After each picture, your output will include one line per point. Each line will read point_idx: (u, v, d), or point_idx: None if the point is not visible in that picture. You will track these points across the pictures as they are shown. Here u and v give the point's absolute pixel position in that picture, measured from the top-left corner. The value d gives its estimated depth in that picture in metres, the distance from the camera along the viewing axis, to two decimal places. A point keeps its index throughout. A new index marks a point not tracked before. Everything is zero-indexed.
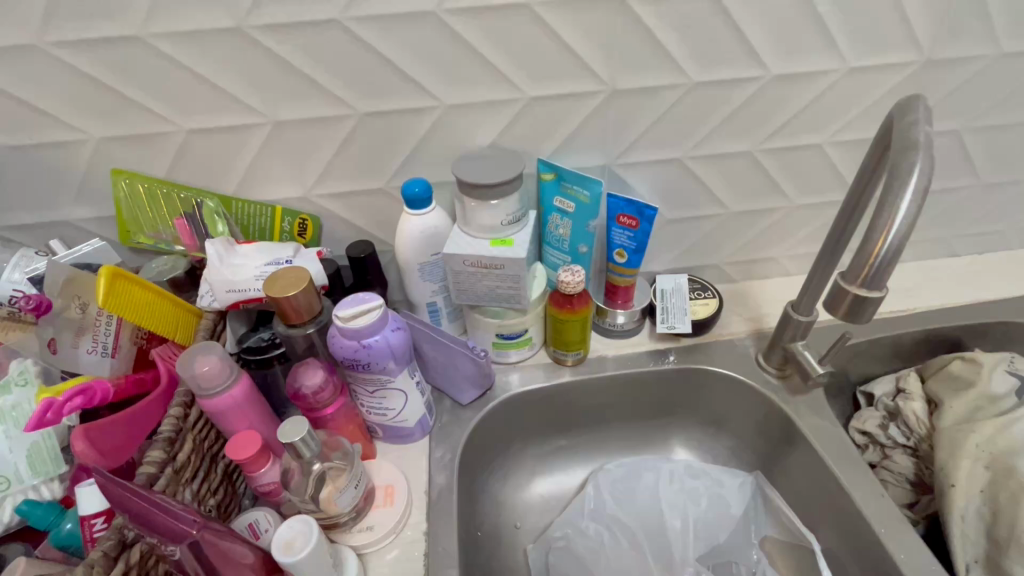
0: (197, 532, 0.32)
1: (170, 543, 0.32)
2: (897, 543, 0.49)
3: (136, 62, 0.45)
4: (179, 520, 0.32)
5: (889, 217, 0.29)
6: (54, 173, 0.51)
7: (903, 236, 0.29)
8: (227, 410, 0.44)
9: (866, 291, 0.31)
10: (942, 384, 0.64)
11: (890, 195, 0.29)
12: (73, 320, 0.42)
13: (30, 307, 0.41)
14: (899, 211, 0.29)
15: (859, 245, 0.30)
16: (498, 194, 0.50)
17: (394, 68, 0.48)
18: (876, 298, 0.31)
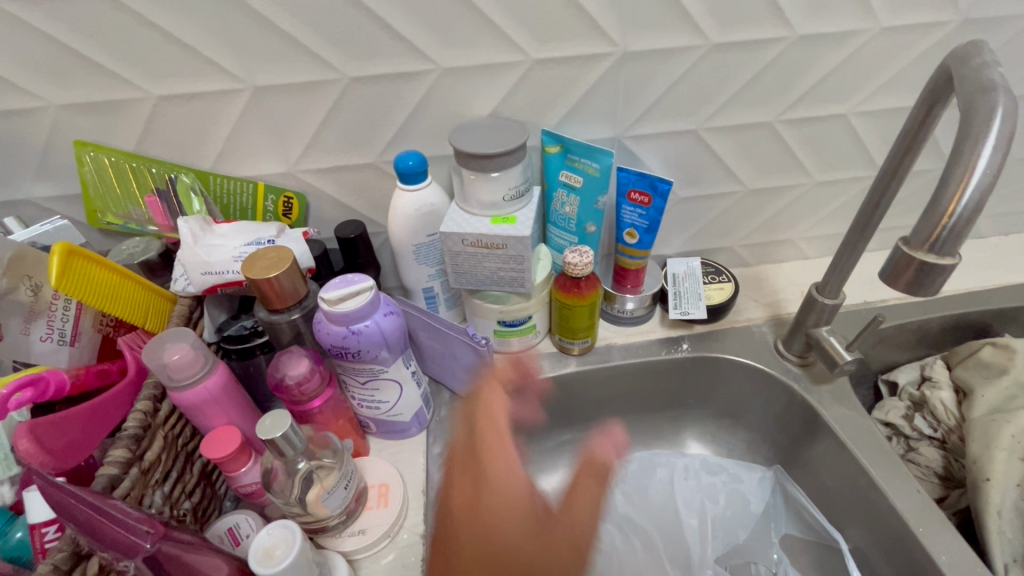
0: (152, 545, 0.29)
1: (122, 559, 0.29)
2: (936, 543, 0.45)
3: (95, 18, 0.40)
4: (131, 532, 0.29)
5: (968, 164, 0.25)
6: (10, 146, 0.46)
7: (986, 184, 0.25)
8: (201, 404, 0.40)
9: (935, 256, 0.27)
10: (972, 372, 0.60)
11: (966, 145, 0.25)
12: (21, 303, 0.37)
13: None
14: (981, 156, 0.25)
15: (931, 198, 0.26)
16: (498, 164, 0.45)
17: (383, 26, 0.43)
18: (947, 266, 0.27)
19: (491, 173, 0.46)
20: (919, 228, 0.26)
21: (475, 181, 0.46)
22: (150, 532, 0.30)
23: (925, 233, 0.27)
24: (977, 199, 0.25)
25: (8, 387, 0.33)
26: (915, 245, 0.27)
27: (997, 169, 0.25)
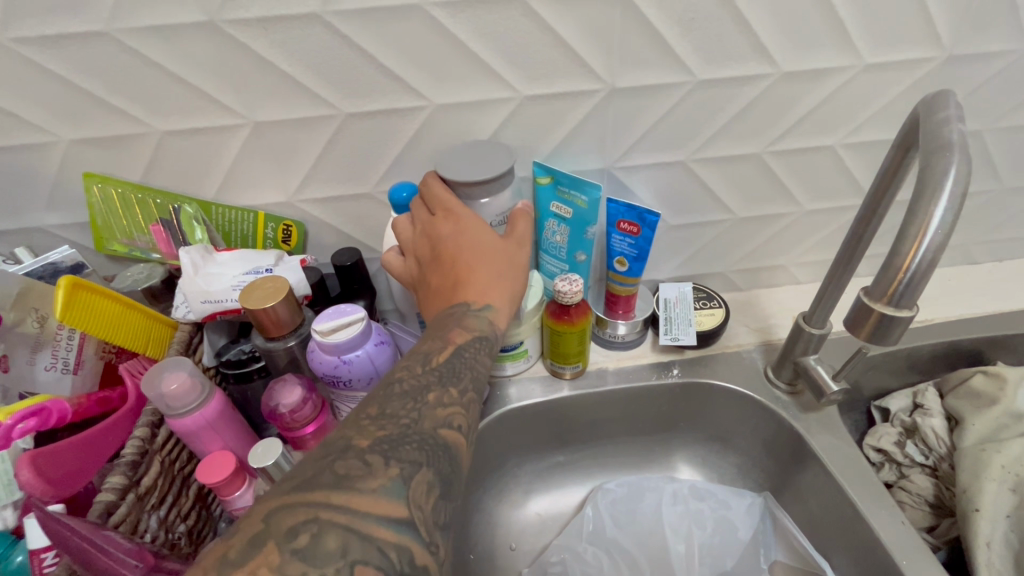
0: None
1: None
2: (919, 573, 0.45)
3: (105, 60, 0.42)
4: (121, 565, 0.31)
5: (922, 224, 0.27)
6: (23, 178, 0.48)
7: (938, 244, 0.27)
8: (197, 430, 0.41)
9: (894, 308, 0.29)
10: (963, 400, 0.60)
11: (921, 202, 0.27)
12: (28, 334, 0.39)
13: None
14: (934, 217, 0.27)
15: (888, 254, 0.28)
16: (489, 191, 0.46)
17: (378, 66, 0.45)
18: (905, 317, 0.29)
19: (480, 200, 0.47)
20: (876, 284, 0.28)
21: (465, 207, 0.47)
22: (139, 566, 0.32)
23: (885, 286, 0.29)
24: (929, 257, 0.27)
25: (12, 418, 0.35)
26: (876, 297, 0.29)
27: (947, 230, 0.26)
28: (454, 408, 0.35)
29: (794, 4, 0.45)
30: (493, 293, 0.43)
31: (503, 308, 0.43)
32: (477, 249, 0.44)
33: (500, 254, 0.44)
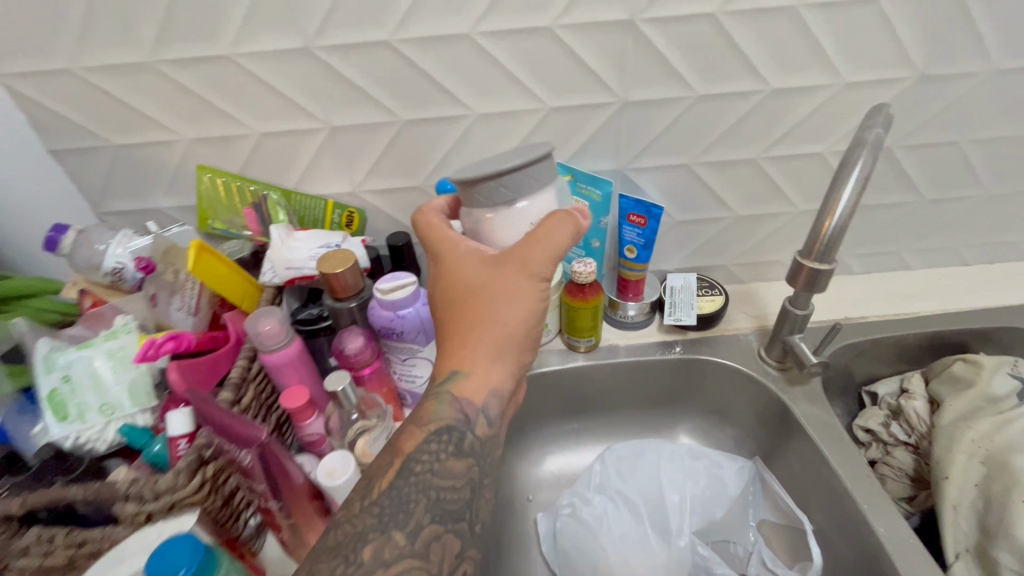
0: (266, 438, 0.45)
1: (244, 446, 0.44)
2: (879, 518, 0.52)
3: (223, 76, 0.54)
4: (253, 428, 0.44)
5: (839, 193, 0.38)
6: (152, 168, 0.61)
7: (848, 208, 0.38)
8: (282, 366, 0.52)
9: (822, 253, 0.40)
10: (944, 385, 0.67)
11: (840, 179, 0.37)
12: (167, 282, 0.53)
13: (140, 266, 0.53)
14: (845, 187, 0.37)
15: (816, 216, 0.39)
16: (515, 196, 0.44)
17: (433, 82, 0.56)
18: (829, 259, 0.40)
19: (517, 202, 0.45)
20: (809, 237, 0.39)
21: (499, 214, 0.46)
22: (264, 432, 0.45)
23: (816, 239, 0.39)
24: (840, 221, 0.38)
25: (160, 338, 0.47)
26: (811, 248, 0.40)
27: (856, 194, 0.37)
28: (404, 558, 0.36)
29: (779, 33, 0.54)
30: (463, 355, 0.45)
31: (472, 375, 0.44)
32: (451, 294, 0.47)
33: (472, 307, 0.45)
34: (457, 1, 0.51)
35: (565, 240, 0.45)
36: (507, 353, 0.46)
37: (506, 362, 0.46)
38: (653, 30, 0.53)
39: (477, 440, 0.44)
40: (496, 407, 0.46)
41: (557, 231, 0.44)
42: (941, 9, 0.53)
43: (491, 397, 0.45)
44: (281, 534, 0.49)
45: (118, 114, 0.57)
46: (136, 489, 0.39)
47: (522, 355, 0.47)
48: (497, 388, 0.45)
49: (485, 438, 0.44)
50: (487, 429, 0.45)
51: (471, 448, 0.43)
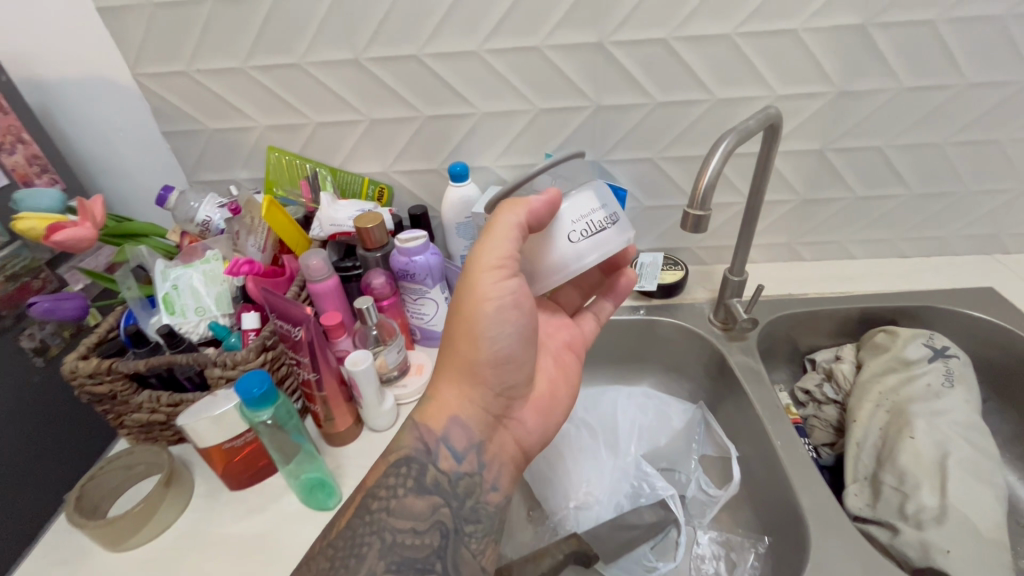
0: (309, 316, 0.56)
1: (295, 323, 0.56)
2: (779, 434, 0.65)
3: (293, 79, 0.73)
4: (299, 308, 0.56)
5: (709, 159, 0.49)
6: (234, 148, 0.80)
7: (716, 172, 0.48)
8: (322, 294, 0.68)
9: (699, 210, 0.49)
10: (868, 352, 0.78)
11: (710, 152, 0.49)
12: (246, 224, 0.70)
13: (232, 207, 0.72)
14: (715, 155, 0.49)
15: (695, 177, 0.49)
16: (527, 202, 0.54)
17: (448, 87, 0.73)
18: (704, 216, 0.49)
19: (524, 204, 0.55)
20: (691, 192, 0.48)
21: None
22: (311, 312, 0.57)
23: (696, 195, 0.49)
24: (712, 175, 0.48)
25: (241, 261, 0.64)
26: (693, 204, 0.49)
27: (720, 161, 0.48)
28: None
29: (718, 54, 0.69)
30: (434, 378, 0.57)
31: (433, 399, 0.55)
32: None
33: (449, 316, 0.57)
34: (468, 28, 0.68)
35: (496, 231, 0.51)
36: (463, 370, 0.55)
37: (461, 384, 0.55)
38: (618, 51, 0.69)
39: (439, 473, 0.52)
40: (456, 439, 0.54)
41: (493, 229, 0.52)
42: (851, 38, 0.67)
43: (449, 425, 0.54)
44: (317, 405, 0.62)
45: (214, 104, 0.76)
46: (221, 358, 0.56)
47: (479, 373, 0.55)
48: (455, 415, 0.55)
49: (448, 471, 0.53)
50: (450, 462, 0.53)
51: (432, 482, 0.52)
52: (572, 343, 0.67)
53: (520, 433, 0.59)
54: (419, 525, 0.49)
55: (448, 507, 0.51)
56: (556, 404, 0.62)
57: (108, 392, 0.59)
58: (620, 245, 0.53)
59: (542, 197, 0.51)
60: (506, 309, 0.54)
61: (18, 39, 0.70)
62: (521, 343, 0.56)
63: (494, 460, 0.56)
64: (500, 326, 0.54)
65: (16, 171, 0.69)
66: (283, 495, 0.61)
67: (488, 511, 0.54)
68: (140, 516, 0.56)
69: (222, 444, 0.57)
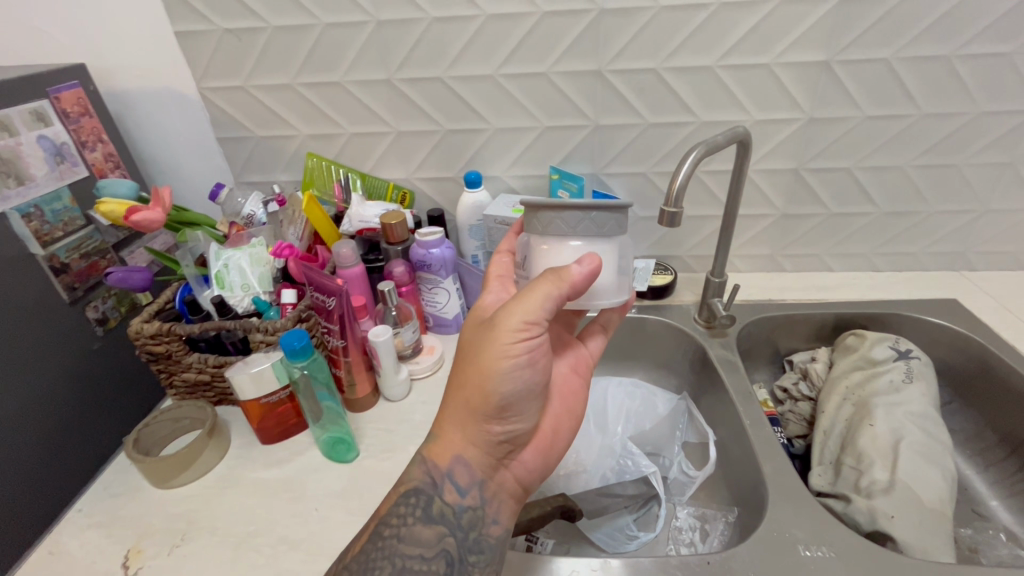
0: (342, 288, 0.65)
1: (331, 295, 0.66)
2: (748, 415, 0.72)
3: (333, 95, 0.85)
4: (334, 282, 0.66)
5: (680, 166, 0.58)
6: (278, 153, 0.92)
7: (686, 176, 0.58)
8: (350, 279, 0.77)
9: (673, 208, 0.58)
10: (840, 353, 0.85)
11: (680, 161, 0.59)
12: (289, 214, 0.83)
13: (278, 200, 0.84)
14: (686, 162, 0.58)
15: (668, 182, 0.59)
16: (571, 231, 0.54)
17: (467, 105, 0.84)
18: (676, 212, 0.58)
19: (570, 240, 0.55)
20: (664, 192, 0.58)
21: (551, 246, 0.55)
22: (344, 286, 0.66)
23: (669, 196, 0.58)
24: (682, 178, 0.57)
25: (283, 244, 0.75)
26: (667, 204, 0.59)
27: (690, 167, 0.58)
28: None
29: (702, 83, 0.79)
30: (442, 415, 0.57)
31: (439, 437, 0.57)
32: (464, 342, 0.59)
33: (461, 362, 0.57)
34: (486, 54, 0.79)
35: (535, 297, 0.52)
36: (473, 417, 0.56)
37: (468, 428, 0.56)
38: (615, 78, 0.80)
39: (444, 505, 0.55)
40: (460, 476, 0.56)
41: (533, 291, 0.52)
42: (818, 72, 0.77)
43: (453, 462, 0.56)
44: (341, 371, 0.71)
45: (265, 115, 0.88)
46: (263, 325, 0.66)
47: (486, 418, 0.56)
48: (459, 453, 0.56)
49: (452, 504, 0.55)
50: (454, 495, 0.55)
51: (438, 513, 0.55)
52: (578, 370, 0.70)
53: (520, 473, 0.60)
54: (426, 551, 0.53)
55: (453, 537, 0.54)
56: (555, 446, 0.63)
57: (165, 351, 0.69)
58: (614, 303, 0.59)
59: (586, 270, 0.52)
60: (520, 367, 0.54)
61: (104, 56, 0.82)
62: (534, 395, 0.57)
63: (496, 495, 0.57)
64: (515, 382, 0.54)
65: (95, 165, 0.81)
66: (308, 449, 0.69)
67: (490, 543, 0.55)
68: (184, 458, 0.64)
69: (259, 398, 0.65)
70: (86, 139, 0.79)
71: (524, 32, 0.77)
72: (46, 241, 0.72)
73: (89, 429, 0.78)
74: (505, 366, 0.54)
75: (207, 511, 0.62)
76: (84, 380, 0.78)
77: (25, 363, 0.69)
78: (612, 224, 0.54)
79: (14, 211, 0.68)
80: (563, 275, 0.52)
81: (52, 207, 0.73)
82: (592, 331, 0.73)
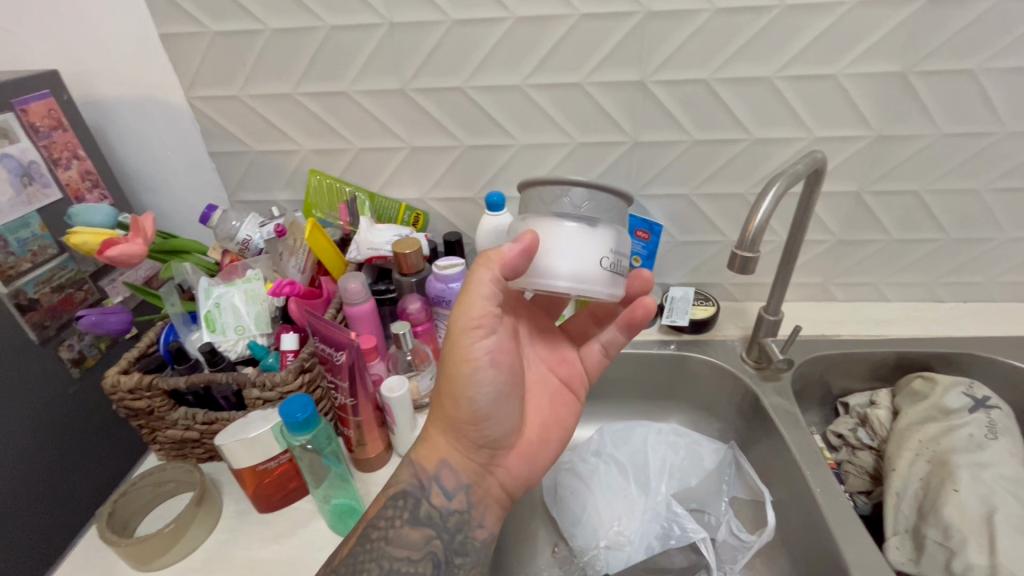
0: (353, 341, 0.56)
1: (339, 349, 0.57)
2: (817, 481, 0.63)
3: (340, 106, 0.75)
4: (343, 334, 0.57)
5: (757, 205, 0.49)
6: (278, 169, 0.82)
7: (766, 217, 0.49)
8: (359, 318, 0.67)
9: (748, 251, 0.50)
10: (905, 398, 0.76)
11: (759, 197, 0.50)
12: (289, 244, 0.73)
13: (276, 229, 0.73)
14: (764, 201, 0.49)
15: (742, 222, 0.50)
16: (561, 212, 0.49)
17: (490, 118, 0.75)
18: (753, 257, 0.49)
19: (565, 219, 0.49)
20: (738, 235, 0.49)
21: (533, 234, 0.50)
22: (355, 338, 0.57)
23: (744, 238, 0.50)
24: (763, 219, 0.48)
25: (285, 281, 0.66)
26: (740, 246, 0.50)
27: (771, 205, 0.49)
28: None
29: (758, 96, 0.70)
30: (427, 419, 0.56)
31: (424, 437, 0.54)
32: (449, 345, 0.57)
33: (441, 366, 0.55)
34: (513, 62, 0.70)
35: (473, 285, 0.48)
36: (441, 416, 0.53)
37: (442, 427, 0.53)
38: (659, 90, 0.70)
39: (431, 507, 0.51)
40: (447, 478, 0.52)
41: (473, 279, 0.48)
42: (891, 85, 0.68)
43: (439, 465, 0.53)
44: (349, 430, 0.62)
45: (262, 128, 0.78)
46: (259, 379, 0.57)
47: (461, 422, 0.52)
48: (443, 456, 0.53)
49: (439, 507, 0.52)
50: (441, 497, 0.52)
51: (426, 515, 0.51)
52: (572, 380, 0.62)
53: (505, 478, 0.55)
54: (414, 554, 0.49)
55: (440, 539, 0.51)
56: (542, 453, 0.57)
57: (146, 408, 0.60)
58: (601, 293, 0.48)
59: (519, 247, 0.46)
60: (484, 369, 0.50)
61: (81, 60, 0.72)
62: (503, 397, 0.52)
63: (481, 500, 0.53)
64: (474, 378, 0.50)
65: (70, 186, 0.71)
66: (312, 520, 0.60)
67: (476, 546, 0.52)
68: (169, 537, 0.55)
69: (256, 466, 0.56)
70: (59, 156, 0.69)
71: (558, 37, 0.68)
72: (10, 276, 0.62)
73: (61, 485, 0.68)
74: (459, 362, 0.50)
75: None
76: (57, 432, 0.68)
77: None
78: (608, 207, 0.50)
79: None
80: (493, 255, 0.46)
81: (17, 235, 0.64)
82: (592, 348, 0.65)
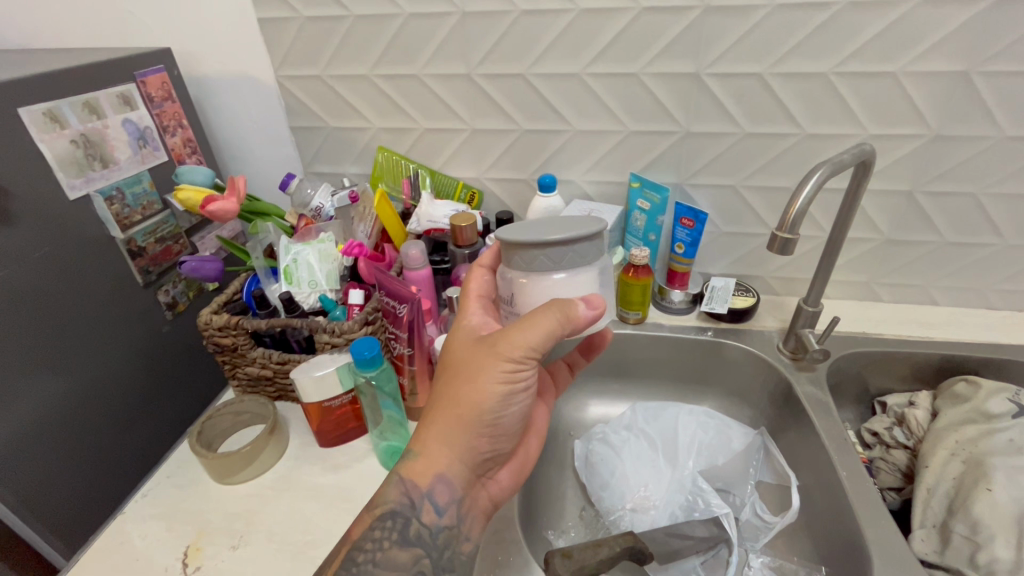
0: (415, 295, 0.63)
1: (401, 302, 0.63)
2: (845, 466, 0.65)
3: (410, 89, 0.82)
4: (405, 289, 0.63)
5: (799, 190, 0.52)
6: (349, 145, 0.90)
7: (807, 202, 0.51)
8: (417, 282, 0.74)
9: (788, 234, 0.52)
10: (946, 400, 0.76)
11: (801, 182, 0.52)
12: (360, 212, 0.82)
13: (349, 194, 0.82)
14: (806, 186, 0.52)
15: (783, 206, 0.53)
16: (554, 266, 0.50)
17: (548, 104, 0.79)
18: (792, 239, 0.52)
19: (553, 274, 0.50)
20: (779, 218, 0.52)
21: (531, 280, 0.51)
22: (416, 293, 0.64)
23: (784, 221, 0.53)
24: (803, 205, 0.51)
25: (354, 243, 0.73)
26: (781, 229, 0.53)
27: (812, 191, 0.51)
28: None
29: (813, 92, 0.71)
30: (422, 431, 0.54)
31: (421, 453, 0.53)
32: (452, 360, 0.55)
33: (450, 385, 0.53)
34: (575, 51, 0.74)
35: (540, 327, 0.49)
36: (458, 435, 0.53)
37: (452, 444, 0.53)
38: (713, 82, 0.73)
39: (421, 526, 0.52)
40: (440, 495, 0.53)
41: (538, 321, 0.49)
42: (952, 84, 0.68)
43: (434, 481, 0.52)
44: (404, 378, 0.68)
45: (339, 106, 0.86)
46: (329, 326, 0.64)
47: (477, 435, 0.53)
48: (441, 472, 0.53)
49: (429, 524, 0.52)
50: (432, 515, 0.53)
51: (415, 534, 0.52)
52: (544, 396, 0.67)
53: (494, 490, 0.59)
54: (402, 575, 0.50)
55: (429, 556, 0.52)
56: (527, 463, 0.62)
57: (231, 344, 0.68)
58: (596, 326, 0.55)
59: (594, 311, 0.50)
60: (519, 395, 0.53)
61: (190, 40, 0.82)
62: (520, 418, 0.56)
63: (470, 510, 0.55)
64: (506, 403, 0.53)
65: (175, 150, 0.81)
66: (366, 457, 0.67)
67: (462, 560, 0.54)
68: (247, 455, 0.63)
69: (323, 402, 0.64)
70: (168, 124, 0.79)
71: (618, 29, 0.71)
72: (125, 225, 0.72)
73: (154, 411, 0.78)
74: (499, 391, 0.52)
75: (266, 513, 0.61)
76: (153, 364, 0.78)
77: (101, 342, 0.70)
78: (592, 249, 0.50)
79: (97, 194, 0.68)
80: (570, 311, 0.49)
81: (133, 190, 0.74)
82: (558, 368, 0.71)
